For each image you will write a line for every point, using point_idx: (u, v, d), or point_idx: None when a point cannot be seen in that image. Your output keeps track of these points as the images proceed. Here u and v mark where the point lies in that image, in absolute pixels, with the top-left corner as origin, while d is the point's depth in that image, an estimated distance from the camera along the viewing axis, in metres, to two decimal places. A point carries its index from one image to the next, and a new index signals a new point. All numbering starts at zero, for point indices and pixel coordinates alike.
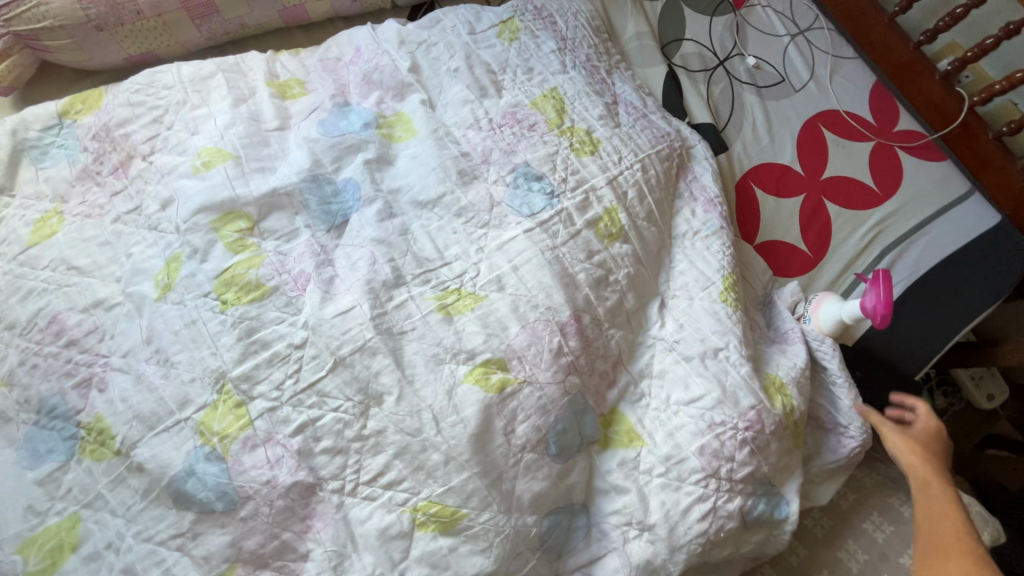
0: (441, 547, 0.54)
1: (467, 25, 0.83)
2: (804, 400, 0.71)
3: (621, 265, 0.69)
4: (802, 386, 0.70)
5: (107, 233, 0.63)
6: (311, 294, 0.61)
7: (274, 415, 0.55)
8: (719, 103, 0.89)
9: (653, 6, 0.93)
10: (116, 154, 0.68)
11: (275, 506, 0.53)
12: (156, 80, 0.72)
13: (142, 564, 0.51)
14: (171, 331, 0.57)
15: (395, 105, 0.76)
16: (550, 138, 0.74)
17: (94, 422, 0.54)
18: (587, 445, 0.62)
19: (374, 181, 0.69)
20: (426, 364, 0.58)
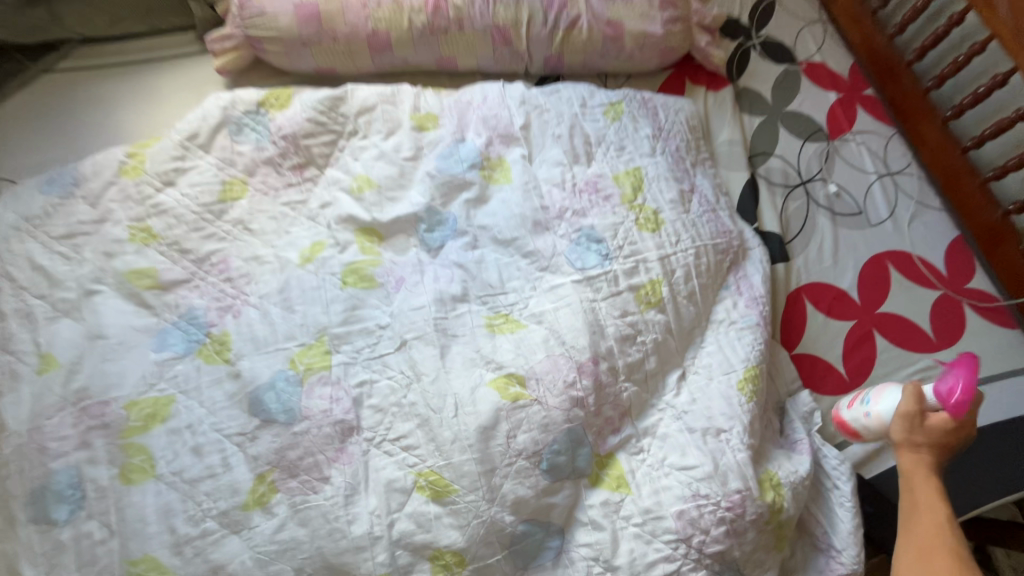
0: (430, 511, 0.70)
1: (580, 100, 0.96)
2: (797, 507, 0.74)
3: (650, 330, 0.81)
4: (798, 493, 0.74)
5: (276, 209, 0.91)
6: (401, 294, 0.85)
7: (347, 367, 0.79)
8: (791, 217, 0.97)
9: (751, 120, 1.04)
10: (297, 156, 0.93)
11: (322, 431, 0.74)
12: (336, 108, 0.94)
13: (208, 447, 0.72)
14: (300, 290, 0.84)
15: (501, 150, 0.93)
16: (621, 210, 0.88)
17: (220, 336, 0.80)
18: (577, 475, 0.73)
19: (468, 218, 0.90)
20: (462, 363, 0.79)
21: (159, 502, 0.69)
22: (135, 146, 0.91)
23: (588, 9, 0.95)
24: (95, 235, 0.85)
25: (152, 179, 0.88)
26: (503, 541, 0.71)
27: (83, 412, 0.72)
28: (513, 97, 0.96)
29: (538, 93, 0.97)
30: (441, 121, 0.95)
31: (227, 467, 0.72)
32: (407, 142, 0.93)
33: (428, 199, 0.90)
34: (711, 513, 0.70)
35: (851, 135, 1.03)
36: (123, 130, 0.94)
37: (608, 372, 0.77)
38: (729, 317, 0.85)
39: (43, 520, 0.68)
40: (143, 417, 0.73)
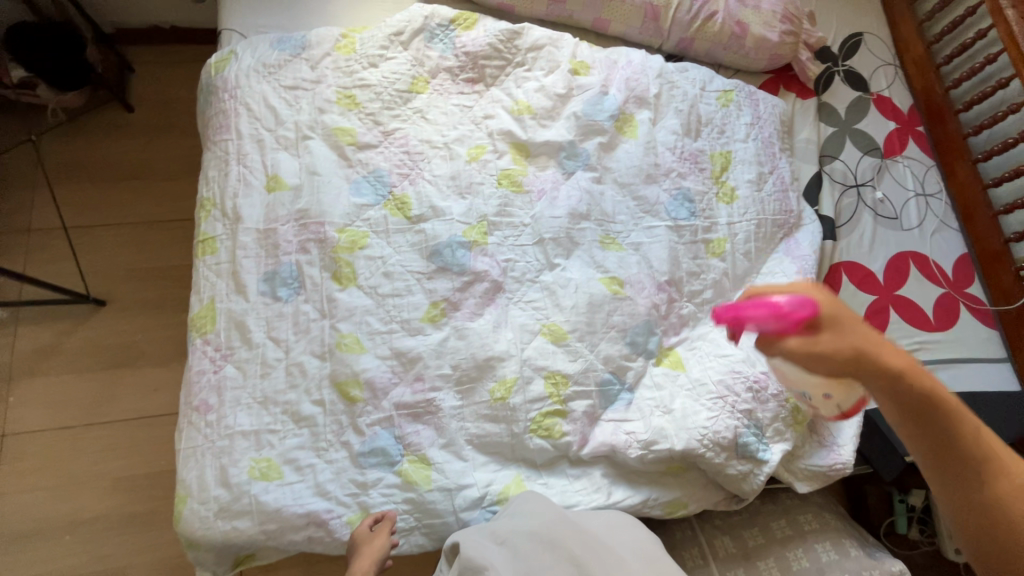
0: (551, 347, 0.97)
1: (701, 82, 1.18)
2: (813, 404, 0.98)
3: (711, 271, 1.06)
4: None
5: (449, 108, 1.13)
6: (542, 201, 1.09)
7: (498, 247, 1.05)
8: (843, 208, 1.21)
9: (826, 128, 1.29)
10: (473, 72, 1.15)
11: (483, 286, 1.01)
12: (512, 40, 1.16)
13: (397, 275, 1.00)
14: (466, 180, 1.08)
15: (634, 109, 1.14)
16: (707, 182, 1.11)
17: (401, 197, 1.05)
18: (648, 352, 1.01)
19: (599, 156, 1.12)
20: (583, 263, 1.05)
21: (360, 301, 0.96)
22: (348, 30, 1.12)
23: (725, 8, 1.19)
24: (312, 92, 1.06)
25: (363, 59, 1.09)
26: (595, 380, 0.97)
27: (304, 228, 0.98)
28: (651, 64, 1.18)
29: (671, 69, 1.19)
30: (590, 70, 1.17)
31: (410, 291, 0.99)
32: (561, 81, 1.15)
33: (573, 134, 1.13)
34: (742, 382, 0.95)
35: (901, 158, 1.28)
36: (335, 17, 1.16)
37: (678, 292, 1.05)
38: (776, 270, 1.07)
39: (267, 294, 0.95)
40: (348, 240, 0.99)
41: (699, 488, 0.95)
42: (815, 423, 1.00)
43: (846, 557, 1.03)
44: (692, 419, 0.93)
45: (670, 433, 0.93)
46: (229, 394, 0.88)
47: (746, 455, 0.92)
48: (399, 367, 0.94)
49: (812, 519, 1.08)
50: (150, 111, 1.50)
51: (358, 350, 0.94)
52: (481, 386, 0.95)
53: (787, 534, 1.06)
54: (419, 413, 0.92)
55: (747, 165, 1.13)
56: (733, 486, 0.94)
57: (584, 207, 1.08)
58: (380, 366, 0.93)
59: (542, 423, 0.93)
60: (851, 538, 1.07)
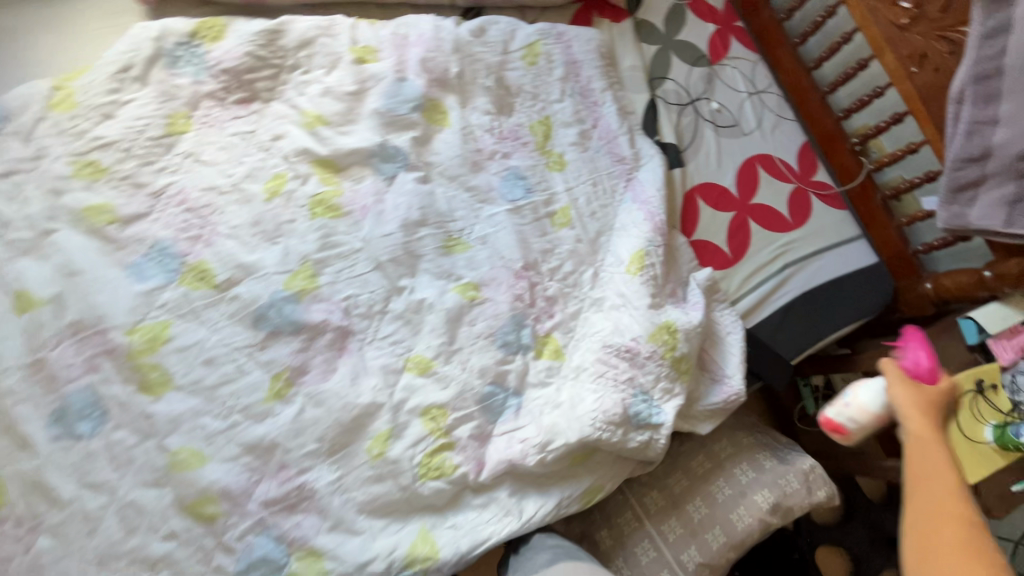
0: (418, 383, 0.90)
1: (501, 45, 1.09)
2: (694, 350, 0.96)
3: (564, 243, 1.03)
4: (690, 337, 0.95)
5: (225, 140, 0.95)
6: (367, 219, 0.96)
7: (332, 286, 0.92)
8: (684, 130, 1.17)
9: (648, 47, 1.21)
10: (242, 91, 0.97)
11: (327, 337, 0.90)
12: (275, 41, 0.98)
13: (222, 359, 0.85)
14: (273, 223, 0.93)
15: (438, 93, 1.04)
16: (534, 155, 1.07)
17: (198, 264, 0.88)
18: (524, 348, 0.95)
19: (417, 153, 1.01)
20: (431, 277, 0.96)
21: (186, 404, 0.82)
22: (60, 79, 0.89)
23: None
24: (39, 172, 0.85)
25: (90, 113, 0.88)
26: (475, 398, 0.90)
27: (85, 342, 0.81)
28: (444, 32, 1.05)
29: (467, 34, 1.07)
30: (378, 54, 1.02)
31: (243, 372, 0.85)
32: (347, 77, 1.00)
33: (379, 134, 1.00)
34: (614, 353, 0.93)
35: (727, 60, 1.24)
36: (43, 66, 0.92)
37: (538, 274, 1.00)
38: (626, 223, 1.04)
39: (65, 436, 0.78)
40: (144, 339, 0.83)
41: (608, 467, 0.94)
42: (704, 361, 1.00)
43: (762, 472, 1.06)
44: (581, 407, 0.90)
45: (562, 429, 0.88)
46: (53, 570, 0.74)
47: (641, 423, 0.90)
48: (255, 463, 0.82)
49: (726, 445, 1.11)
50: None
51: (199, 463, 0.81)
52: (355, 448, 0.86)
53: (707, 469, 1.08)
54: (293, 502, 0.82)
55: (570, 125, 1.10)
56: (639, 457, 0.92)
57: (415, 211, 0.98)
58: (231, 470, 0.81)
59: (431, 464, 0.87)
60: (764, 450, 1.11)
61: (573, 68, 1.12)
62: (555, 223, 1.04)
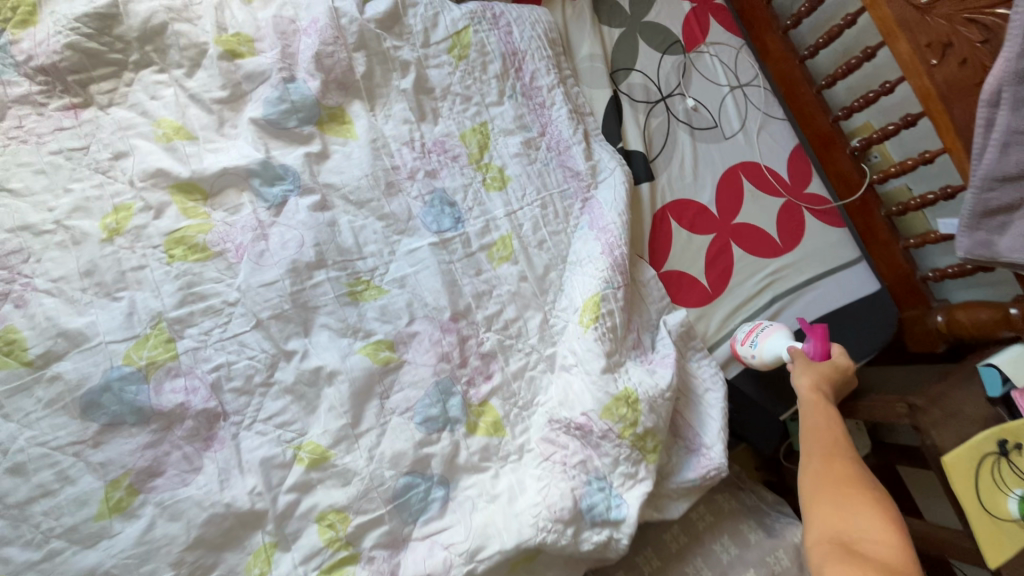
0: (311, 478, 0.70)
1: (422, 33, 0.86)
2: (663, 421, 0.78)
3: (504, 284, 0.83)
4: (658, 407, 0.77)
5: (43, 162, 0.71)
6: (245, 263, 0.74)
7: (196, 353, 0.71)
8: (654, 135, 0.96)
9: (611, 31, 0.99)
10: (68, 95, 0.73)
11: (187, 424, 0.68)
12: (110, 27, 0.73)
13: (35, 464, 0.63)
14: (113, 272, 0.70)
15: (339, 97, 0.82)
16: (468, 171, 0.86)
17: (4, 332, 0.65)
18: (452, 423, 0.76)
19: (312, 173, 0.79)
20: (330, 335, 0.75)
21: None
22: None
23: None
24: None
25: None
26: (386, 495, 0.71)
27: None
28: (345, 16, 0.82)
29: (375, 19, 0.83)
30: (256, 44, 0.79)
31: (67, 481, 0.64)
32: (215, 79, 0.77)
33: (261, 150, 0.77)
34: (563, 430, 0.76)
35: (705, 47, 1.03)
36: None
37: (470, 325, 0.80)
38: (579, 258, 0.85)
39: None
40: None
41: (560, 568, 0.76)
42: (676, 425, 0.82)
43: (746, 548, 0.90)
44: (522, 502, 0.72)
45: (496, 532, 0.70)
46: None
47: (596, 518, 0.73)
48: None
49: (704, 513, 0.93)
50: None
51: None
52: (226, 572, 0.66)
53: (683, 545, 0.90)
54: None
55: (512, 133, 0.88)
56: (597, 558, 0.75)
57: (307, 250, 0.76)
58: None
59: None
60: (747, 517, 0.94)
61: (517, 60, 0.90)
62: (493, 258, 0.83)
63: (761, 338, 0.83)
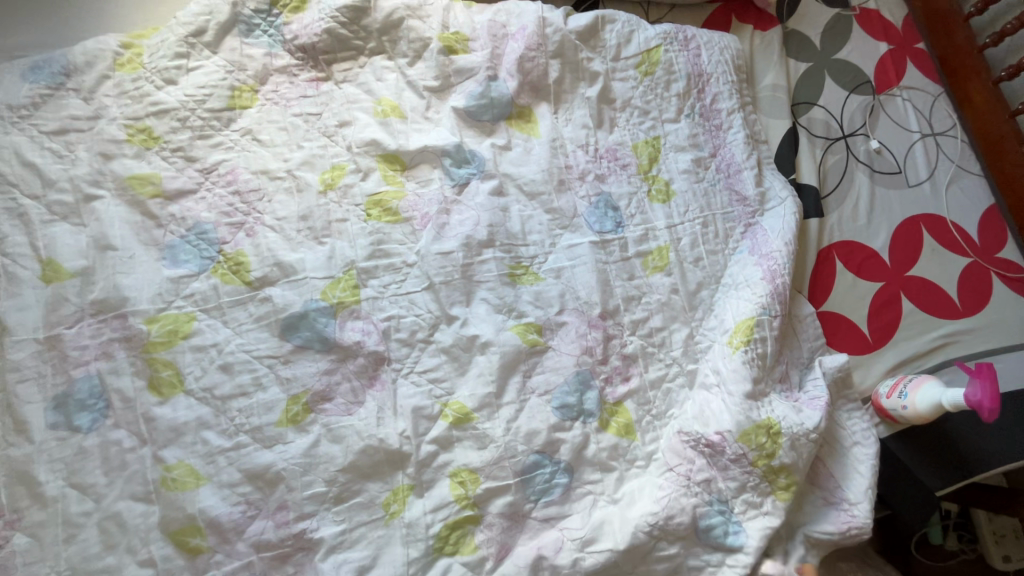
0: (452, 435, 0.75)
1: (614, 48, 0.92)
2: (803, 464, 0.76)
3: (655, 293, 0.84)
4: (799, 446, 0.75)
5: (287, 120, 0.85)
6: (427, 231, 0.83)
7: (374, 301, 0.79)
8: (829, 172, 0.94)
9: (797, 65, 0.99)
10: (315, 69, 0.87)
11: (358, 362, 0.77)
12: (359, 18, 0.86)
13: (239, 367, 0.74)
14: (323, 220, 0.82)
15: (531, 97, 0.89)
16: (635, 180, 0.89)
17: (236, 254, 0.78)
18: (585, 415, 0.78)
19: (496, 161, 0.86)
20: (488, 309, 0.81)
21: (192, 414, 0.72)
22: (130, 36, 0.82)
23: None
24: (91, 133, 0.78)
25: (152, 76, 0.80)
26: (515, 468, 0.75)
27: (104, 325, 0.73)
28: (550, 26, 0.89)
29: (576, 32, 0.90)
30: (470, 43, 0.88)
31: (260, 387, 0.74)
32: (431, 70, 0.87)
33: (457, 135, 0.86)
34: (691, 445, 0.76)
35: (898, 89, 0.98)
36: (119, 17, 0.86)
37: (616, 326, 0.82)
38: (737, 281, 0.84)
39: (63, 425, 0.70)
40: (164, 332, 0.74)
41: None
42: (816, 473, 0.78)
43: None
44: (637, 506, 0.74)
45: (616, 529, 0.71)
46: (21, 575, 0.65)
47: (710, 541, 0.73)
48: (255, 495, 0.71)
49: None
50: None
51: (195, 483, 0.70)
52: (367, 500, 0.72)
53: None
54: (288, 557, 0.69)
55: (682, 152, 0.90)
56: None
57: (480, 228, 0.83)
58: (226, 500, 0.70)
59: (449, 537, 0.72)
60: None
61: (700, 83, 0.92)
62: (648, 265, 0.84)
63: (911, 387, 0.78)
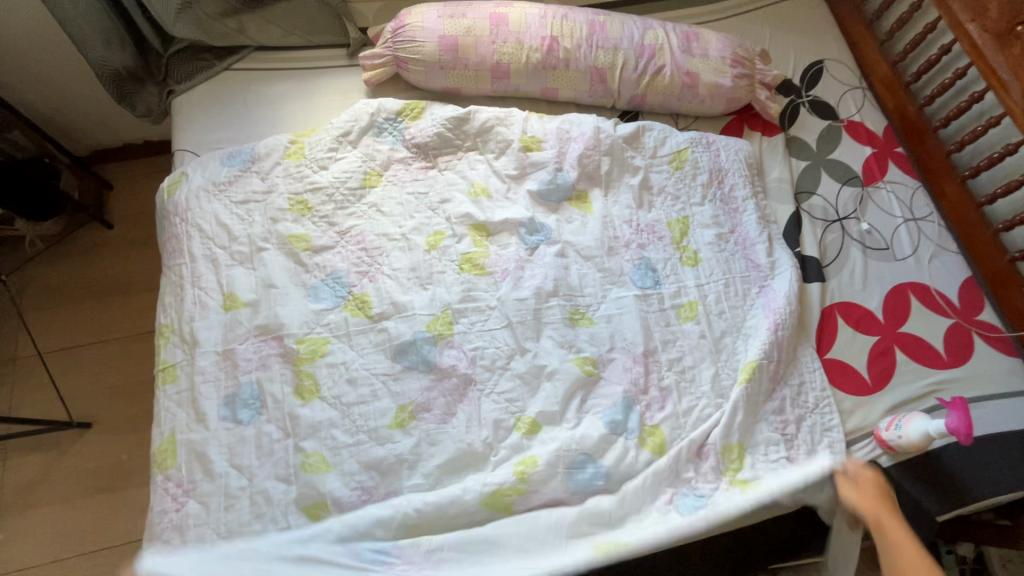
0: (525, 443, 0.93)
1: (652, 148, 1.19)
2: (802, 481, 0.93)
3: (687, 337, 1.04)
4: (762, 469, 0.93)
5: (403, 197, 1.11)
6: (507, 282, 1.06)
7: (465, 335, 1.01)
8: (828, 246, 1.15)
9: (798, 163, 1.24)
10: (424, 160, 1.15)
11: (451, 381, 0.97)
12: (461, 125, 1.16)
13: (360, 381, 0.96)
14: (427, 272, 1.06)
15: (587, 184, 1.15)
16: (669, 249, 1.12)
17: (361, 295, 1.02)
18: (632, 433, 0.95)
19: (560, 231, 1.11)
20: (553, 345, 1.02)
21: (324, 415, 0.92)
22: (296, 135, 1.12)
23: (672, 61, 1.19)
24: (264, 203, 1.06)
25: (311, 164, 1.09)
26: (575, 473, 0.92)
27: (265, 343, 0.96)
28: (603, 133, 1.17)
29: (622, 137, 1.18)
30: (542, 144, 1.16)
31: (376, 396, 0.95)
32: (512, 163, 1.15)
33: (530, 211, 1.11)
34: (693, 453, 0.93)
35: (883, 183, 1.21)
36: (285, 121, 1.17)
37: (655, 363, 1.02)
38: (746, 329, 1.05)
39: (228, 419, 0.92)
40: (309, 349, 0.97)
41: None
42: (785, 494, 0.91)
43: None
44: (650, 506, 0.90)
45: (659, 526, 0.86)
46: (191, 533, 0.84)
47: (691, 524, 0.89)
48: (370, 482, 0.89)
49: None
50: (127, 228, 1.52)
51: (324, 470, 0.90)
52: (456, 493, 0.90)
53: None
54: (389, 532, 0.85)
55: (706, 228, 1.13)
56: None
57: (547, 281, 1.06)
58: (347, 485, 0.88)
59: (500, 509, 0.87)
60: None
61: (719, 176, 1.18)
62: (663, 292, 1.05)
63: (904, 420, 0.95)
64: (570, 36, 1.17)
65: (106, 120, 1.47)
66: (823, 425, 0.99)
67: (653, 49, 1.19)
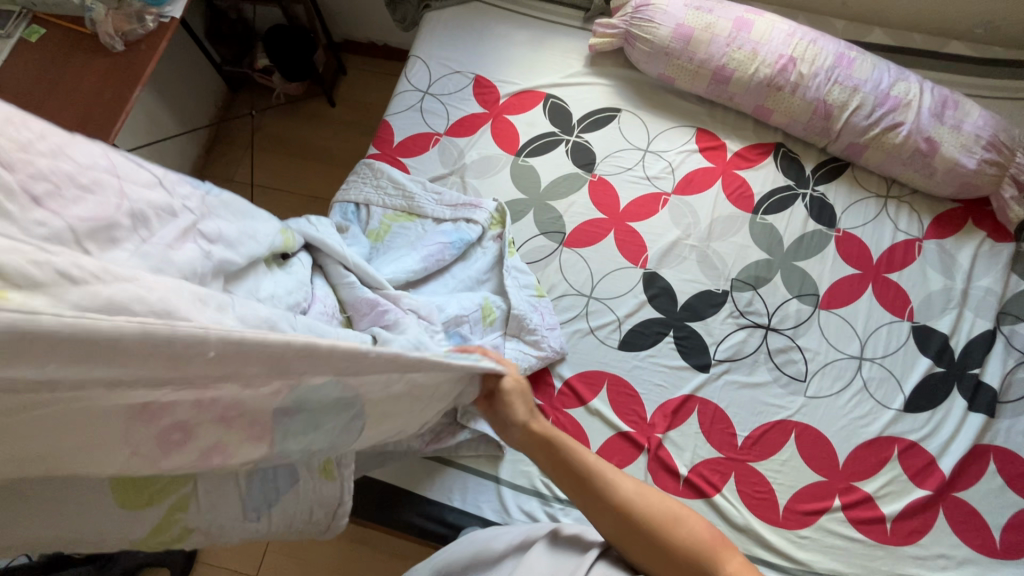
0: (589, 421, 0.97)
1: (836, 211, 1.11)
2: None
3: (797, 402, 0.98)
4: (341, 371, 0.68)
5: (573, 170, 1.16)
6: (636, 283, 1.07)
7: (582, 303, 1.05)
8: (1016, 383, 0.97)
9: (1021, 281, 1.05)
10: (607, 139, 1.19)
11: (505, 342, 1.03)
12: (657, 127, 1.19)
13: None
14: (571, 236, 1.10)
15: (754, 217, 1.11)
16: (807, 310, 1.04)
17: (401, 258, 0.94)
18: (696, 458, 0.95)
19: (701, 252, 1.09)
20: (664, 349, 1.02)
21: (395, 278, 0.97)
22: (525, 88, 1.23)
23: (914, 120, 1.07)
24: (464, 126, 1.20)
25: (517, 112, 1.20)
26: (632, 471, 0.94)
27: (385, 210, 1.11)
28: (792, 185, 1.14)
29: (808, 198, 1.13)
30: (727, 161, 1.16)
31: None
32: (679, 176, 1.15)
33: (679, 226, 1.11)
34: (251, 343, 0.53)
35: None
36: (507, 60, 1.27)
37: (756, 409, 0.98)
38: (856, 425, 0.96)
39: None
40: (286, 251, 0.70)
41: None
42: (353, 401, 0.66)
43: None
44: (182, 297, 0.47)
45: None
46: None
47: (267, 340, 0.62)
48: None
49: None
50: (347, 110, 1.75)
51: None
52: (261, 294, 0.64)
53: None
54: None
55: (867, 294, 1.04)
56: None
57: (679, 294, 1.06)
58: None
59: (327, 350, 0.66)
60: None
61: (905, 255, 1.07)
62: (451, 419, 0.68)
63: None
64: (809, 62, 1.11)
65: (365, 16, 1.68)
66: (911, 556, 0.88)
67: (897, 102, 1.08)
